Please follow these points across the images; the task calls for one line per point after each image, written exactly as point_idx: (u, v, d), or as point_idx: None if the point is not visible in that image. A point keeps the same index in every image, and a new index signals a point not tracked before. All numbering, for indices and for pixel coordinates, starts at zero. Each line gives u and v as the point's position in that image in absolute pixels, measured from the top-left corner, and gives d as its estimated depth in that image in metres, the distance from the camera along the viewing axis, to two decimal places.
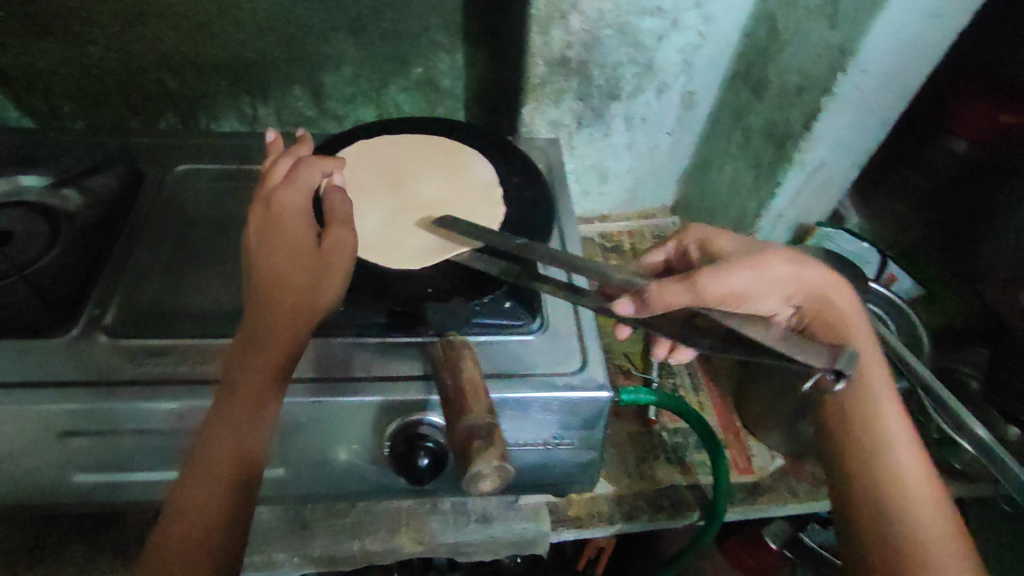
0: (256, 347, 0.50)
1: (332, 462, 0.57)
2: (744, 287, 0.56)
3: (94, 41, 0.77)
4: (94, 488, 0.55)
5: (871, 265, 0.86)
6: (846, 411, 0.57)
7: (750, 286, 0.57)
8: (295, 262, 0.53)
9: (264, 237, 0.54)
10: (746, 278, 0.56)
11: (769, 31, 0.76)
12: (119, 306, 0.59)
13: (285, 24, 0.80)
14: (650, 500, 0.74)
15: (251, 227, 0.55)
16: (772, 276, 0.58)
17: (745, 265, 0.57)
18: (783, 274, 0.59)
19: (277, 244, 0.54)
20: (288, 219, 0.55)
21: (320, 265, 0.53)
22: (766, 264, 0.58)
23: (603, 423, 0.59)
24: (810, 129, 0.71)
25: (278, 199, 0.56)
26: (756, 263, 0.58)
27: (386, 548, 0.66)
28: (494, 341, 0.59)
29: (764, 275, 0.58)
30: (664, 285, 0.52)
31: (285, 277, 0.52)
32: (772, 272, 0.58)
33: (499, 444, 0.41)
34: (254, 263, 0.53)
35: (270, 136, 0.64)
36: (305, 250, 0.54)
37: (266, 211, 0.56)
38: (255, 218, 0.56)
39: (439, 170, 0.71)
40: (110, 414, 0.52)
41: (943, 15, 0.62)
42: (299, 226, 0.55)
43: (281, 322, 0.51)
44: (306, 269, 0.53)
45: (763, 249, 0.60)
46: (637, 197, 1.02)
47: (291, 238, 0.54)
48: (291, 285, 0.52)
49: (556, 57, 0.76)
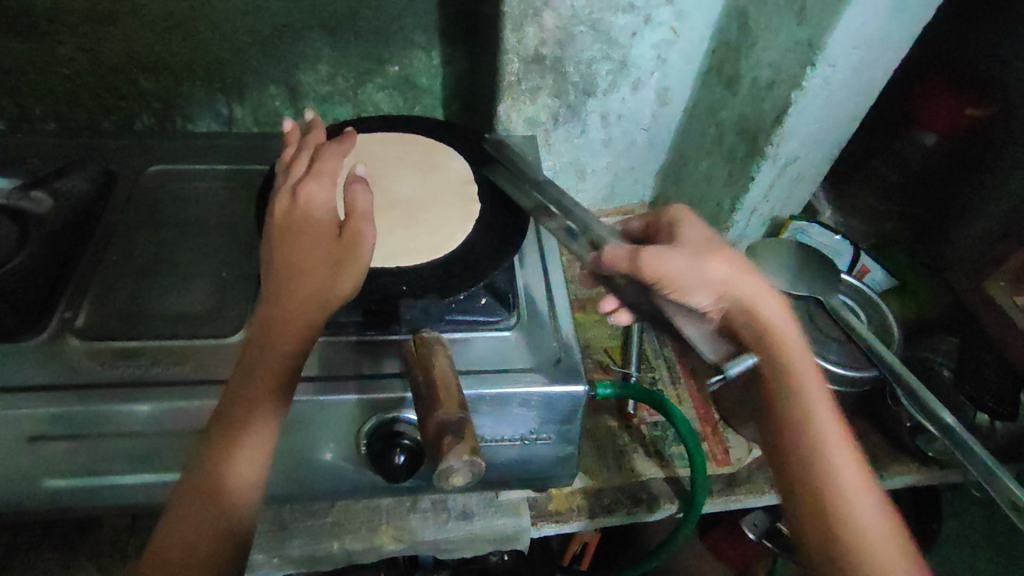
0: (254, 354, 0.51)
1: (308, 462, 0.57)
2: (681, 278, 0.57)
3: (65, 41, 0.76)
4: (64, 493, 0.55)
5: (843, 258, 0.89)
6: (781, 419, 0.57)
7: (686, 275, 0.57)
8: (319, 255, 0.53)
9: (287, 228, 0.55)
10: (687, 269, 0.57)
11: (740, 26, 0.77)
12: (90, 308, 0.59)
13: (260, 23, 0.80)
14: (629, 493, 0.75)
15: (276, 218, 0.55)
16: (708, 271, 0.59)
17: (690, 257, 0.58)
18: (718, 272, 0.59)
19: (302, 236, 0.54)
20: (314, 210, 0.55)
21: (342, 257, 0.53)
22: (702, 260, 0.58)
23: (581, 418, 0.59)
24: (782, 123, 0.72)
25: (307, 190, 0.56)
26: (695, 258, 0.58)
27: (366, 547, 0.66)
28: (469, 337, 0.59)
29: (702, 269, 0.58)
30: (617, 247, 0.56)
31: (306, 270, 0.53)
32: (709, 268, 0.59)
33: (469, 439, 0.41)
34: (277, 255, 0.54)
35: (288, 126, 0.64)
36: (327, 242, 0.54)
37: (293, 201, 0.56)
38: (281, 208, 0.56)
39: (414, 168, 0.71)
40: (81, 417, 0.52)
41: (907, 10, 0.62)
42: (325, 217, 0.55)
43: (296, 315, 0.52)
44: (328, 261, 0.53)
45: (703, 247, 0.60)
46: (616, 193, 1.02)
47: (315, 230, 0.54)
48: (314, 278, 0.52)
49: (530, 55, 0.77)
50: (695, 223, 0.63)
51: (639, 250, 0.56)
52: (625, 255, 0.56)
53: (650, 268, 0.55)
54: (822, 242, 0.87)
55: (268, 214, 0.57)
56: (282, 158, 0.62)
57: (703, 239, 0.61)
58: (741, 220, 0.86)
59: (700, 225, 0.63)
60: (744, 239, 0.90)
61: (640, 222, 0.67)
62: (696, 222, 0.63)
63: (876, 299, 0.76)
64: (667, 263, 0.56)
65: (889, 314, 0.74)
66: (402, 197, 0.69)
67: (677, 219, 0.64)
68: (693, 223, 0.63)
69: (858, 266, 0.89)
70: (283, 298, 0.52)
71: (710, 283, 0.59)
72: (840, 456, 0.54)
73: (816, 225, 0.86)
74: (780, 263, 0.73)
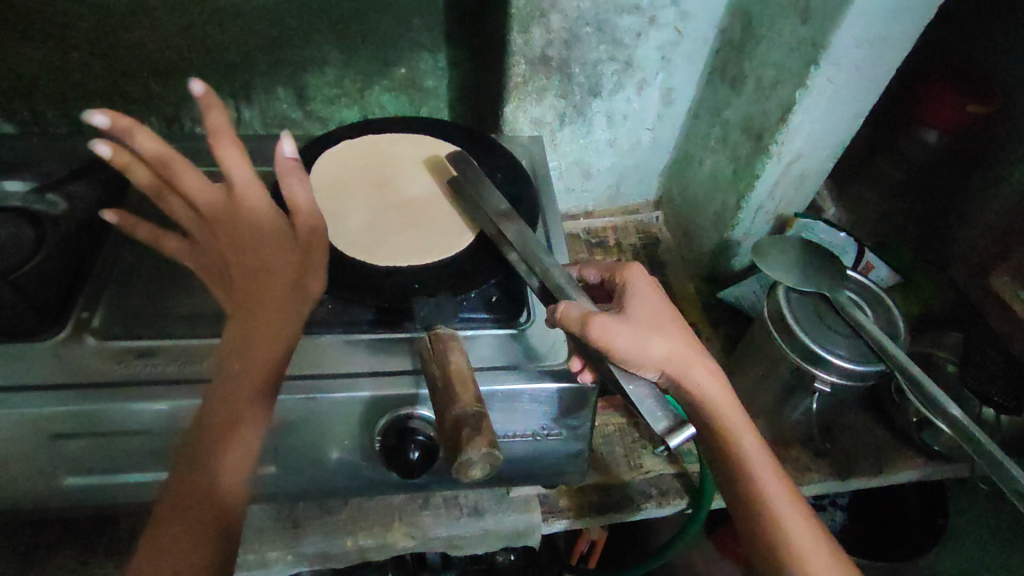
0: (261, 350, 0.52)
1: (322, 459, 0.57)
2: (626, 351, 0.53)
3: (76, 46, 0.77)
4: (85, 491, 0.56)
5: (849, 254, 0.90)
6: (717, 459, 0.57)
7: (630, 347, 0.53)
8: (283, 257, 0.56)
9: (235, 242, 0.56)
10: (632, 341, 0.54)
11: (744, 26, 0.78)
12: (106, 309, 0.59)
13: (269, 26, 0.81)
14: (640, 489, 0.76)
15: (221, 241, 0.57)
16: (649, 347, 0.55)
17: (634, 330, 0.55)
18: (661, 348, 0.56)
19: (254, 245, 0.56)
20: (258, 217, 0.57)
21: (305, 254, 0.57)
22: (648, 334, 0.56)
23: (590, 413, 0.60)
24: (786, 121, 0.73)
25: (244, 204, 0.57)
26: (639, 333, 0.55)
27: (380, 543, 0.66)
28: (480, 334, 0.60)
29: (647, 344, 0.55)
30: (572, 305, 0.53)
31: (271, 271, 0.56)
32: (655, 343, 0.56)
33: (486, 432, 0.42)
34: (236, 270, 0.56)
35: (107, 149, 0.56)
36: (286, 240, 0.57)
37: (227, 217, 0.57)
38: (221, 228, 0.57)
39: (420, 168, 0.72)
40: (98, 415, 0.52)
41: (910, 9, 0.63)
42: (269, 216, 0.58)
43: (273, 314, 0.54)
44: (292, 260, 0.56)
45: (646, 320, 0.57)
46: (621, 193, 1.03)
47: (265, 234, 0.57)
48: (278, 277, 0.55)
49: (537, 56, 0.78)
50: (644, 288, 0.61)
51: (592, 312, 0.52)
52: (577, 314, 0.52)
53: (598, 340, 0.52)
54: (828, 238, 0.88)
55: (205, 239, 0.58)
56: (155, 182, 0.59)
57: (647, 309, 0.59)
58: (746, 218, 0.86)
59: (651, 293, 0.61)
60: (750, 237, 0.91)
61: (596, 273, 0.65)
62: (646, 286, 0.61)
63: (883, 296, 0.74)
64: (614, 335, 0.53)
65: (895, 308, 0.73)
66: (410, 197, 0.69)
67: (628, 280, 0.61)
68: (643, 291, 0.60)
69: (864, 263, 0.90)
70: (255, 303, 0.54)
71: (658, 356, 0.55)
72: (768, 477, 0.55)
73: (823, 222, 0.87)
74: (789, 262, 0.74)
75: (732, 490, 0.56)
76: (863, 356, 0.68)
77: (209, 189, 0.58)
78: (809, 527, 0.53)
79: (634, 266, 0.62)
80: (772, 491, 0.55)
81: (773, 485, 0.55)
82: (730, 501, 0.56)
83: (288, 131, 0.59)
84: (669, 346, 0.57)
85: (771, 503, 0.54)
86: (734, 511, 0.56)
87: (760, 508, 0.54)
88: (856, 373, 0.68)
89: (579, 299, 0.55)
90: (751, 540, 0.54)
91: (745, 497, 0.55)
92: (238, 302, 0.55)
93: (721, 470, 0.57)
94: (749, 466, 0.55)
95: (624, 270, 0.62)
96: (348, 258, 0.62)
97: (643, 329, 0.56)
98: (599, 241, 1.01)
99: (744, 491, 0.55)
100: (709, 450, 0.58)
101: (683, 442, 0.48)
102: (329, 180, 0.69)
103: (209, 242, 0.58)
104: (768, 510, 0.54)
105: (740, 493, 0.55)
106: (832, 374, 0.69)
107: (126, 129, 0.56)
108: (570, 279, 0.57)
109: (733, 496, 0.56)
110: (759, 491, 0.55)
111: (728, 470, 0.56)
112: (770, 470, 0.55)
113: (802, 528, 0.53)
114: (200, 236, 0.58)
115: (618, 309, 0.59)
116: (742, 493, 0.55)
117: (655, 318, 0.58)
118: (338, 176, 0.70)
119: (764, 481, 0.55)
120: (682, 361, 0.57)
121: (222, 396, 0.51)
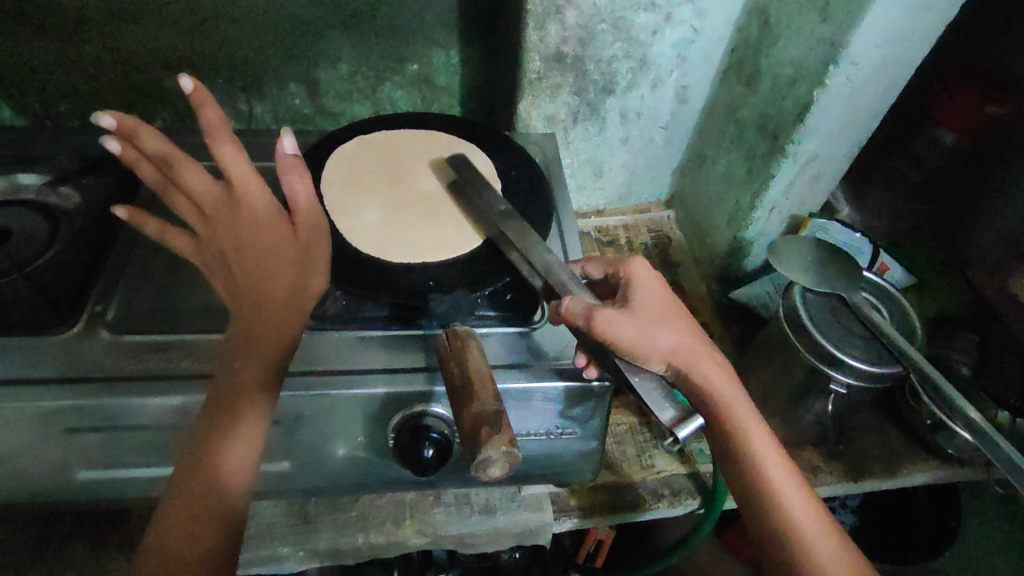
0: (269, 349, 0.52)
1: (334, 456, 0.57)
2: (632, 344, 0.53)
3: (91, 40, 0.77)
4: (98, 484, 0.56)
5: (863, 255, 0.89)
6: (720, 449, 0.57)
7: (636, 341, 0.53)
8: (285, 258, 0.56)
9: (239, 240, 0.56)
10: (638, 335, 0.53)
11: (760, 25, 0.77)
12: (120, 302, 0.59)
13: (283, 22, 0.80)
14: (651, 489, 0.75)
15: (223, 240, 0.57)
16: (656, 341, 0.55)
17: (640, 324, 0.54)
18: (667, 340, 0.56)
19: (254, 243, 0.56)
20: (257, 216, 0.57)
21: (307, 253, 0.57)
22: (652, 328, 0.55)
23: (602, 413, 0.60)
24: (803, 121, 0.72)
25: (247, 200, 0.58)
26: (645, 326, 0.55)
27: (391, 540, 0.66)
28: (491, 333, 0.60)
29: (653, 336, 0.55)
30: (575, 300, 0.52)
31: (273, 272, 0.55)
32: (660, 335, 0.55)
33: (506, 431, 0.41)
34: (240, 269, 0.56)
35: (116, 147, 0.58)
36: (288, 240, 0.57)
37: (232, 215, 0.57)
38: (223, 225, 0.57)
39: (432, 165, 0.72)
40: (110, 410, 0.52)
41: (931, 8, 0.62)
42: (270, 215, 0.58)
43: (275, 315, 0.54)
44: (294, 259, 0.56)
45: (652, 313, 0.57)
46: (632, 192, 1.03)
47: (264, 232, 0.57)
48: (281, 279, 0.55)
49: (553, 53, 0.77)
50: (649, 282, 0.60)
51: (596, 306, 0.52)
52: (581, 309, 0.52)
53: (603, 333, 0.51)
54: (842, 238, 0.88)
55: (207, 239, 0.58)
56: (153, 182, 0.59)
57: (651, 303, 0.58)
58: (759, 218, 0.86)
59: (656, 286, 0.60)
60: (763, 237, 0.90)
61: (600, 268, 0.63)
62: (654, 281, 0.60)
63: (898, 296, 0.74)
64: (620, 329, 0.52)
65: (910, 308, 0.73)
66: (423, 194, 0.69)
67: (632, 276, 0.60)
68: (648, 284, 0.60)
69: (879, 263, 0.90)
70: (260, 304, 0.54)
71: (665, 353, 0.55)
72: (772, 464, 0.55)
73: (837, 224, 0.88)
74: (804, 261, 0.73)
75: (738, 481, 0.56)
76: (878, 357, 0.68)
77: (210, 187, 0.59)
78: (813, 515, 0.54)
79: (639, 260, 0.62)
80: (774, 474, 0.55)
81: (777, 474, 0.55)
82: (737, 494, 0.56)
83: (288, 128, 0.61)
84: (677, 339, 0.56)
85: (774, 492, 0.54)
86: (742, 504, 0.56)
87: (763, 493, 0.54)
88: (872, 375, 0.67)
89: (583, 292, 0.54)
90: (755, 528, 0.55)
91: (750, 487, 0.55)
92: (241, 300, 0.54)
93: (727, 462, 0.57)
94: (751, 450, 0.55)
95: (628, 264, 0.61)
96: (362, 255, 0.62)
97: (650, 323, 0.55)
98: (610, 239, 1.01)
99: (751, 481, 0.55)
100: (715, 444, 0.58)
101: (690, 433, 0.47)
102: (342, 177, 0.69)
103: (211, 240, 0.57)
104: (773, 492, 0.54)
105: (744, 483, 0.55)
106: (846, 375, 0.69)
107: (134, 129, 0.59)
108: (574, 274, 0.56)
109: (737, 486, 0.56)
110: (763, 479, 0.55)
111: (735, 463, 0.56)
112: (774, 458, 0.55)
113: (806, 515, 0.53)
114: (203, 235, 0.58)
115: (623, 303, 0.58)
116: (747, 483, 0.55)
117: (662, 311, 0.57)
118: (351, 172, 0.70)
119: (769, 469, 0.55)
120: (688, 353, 0.56)
121: (231, 393, 0.51)
